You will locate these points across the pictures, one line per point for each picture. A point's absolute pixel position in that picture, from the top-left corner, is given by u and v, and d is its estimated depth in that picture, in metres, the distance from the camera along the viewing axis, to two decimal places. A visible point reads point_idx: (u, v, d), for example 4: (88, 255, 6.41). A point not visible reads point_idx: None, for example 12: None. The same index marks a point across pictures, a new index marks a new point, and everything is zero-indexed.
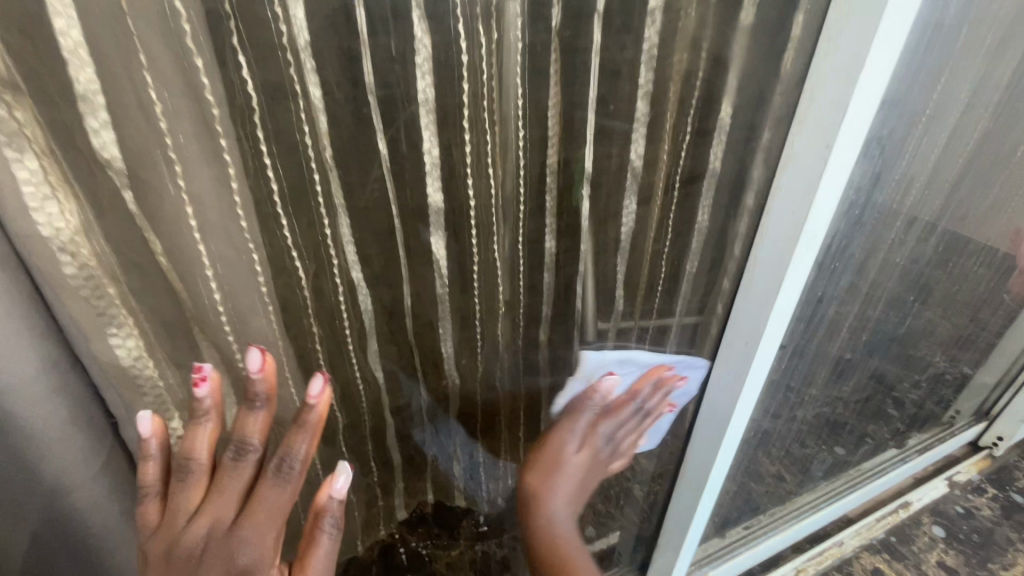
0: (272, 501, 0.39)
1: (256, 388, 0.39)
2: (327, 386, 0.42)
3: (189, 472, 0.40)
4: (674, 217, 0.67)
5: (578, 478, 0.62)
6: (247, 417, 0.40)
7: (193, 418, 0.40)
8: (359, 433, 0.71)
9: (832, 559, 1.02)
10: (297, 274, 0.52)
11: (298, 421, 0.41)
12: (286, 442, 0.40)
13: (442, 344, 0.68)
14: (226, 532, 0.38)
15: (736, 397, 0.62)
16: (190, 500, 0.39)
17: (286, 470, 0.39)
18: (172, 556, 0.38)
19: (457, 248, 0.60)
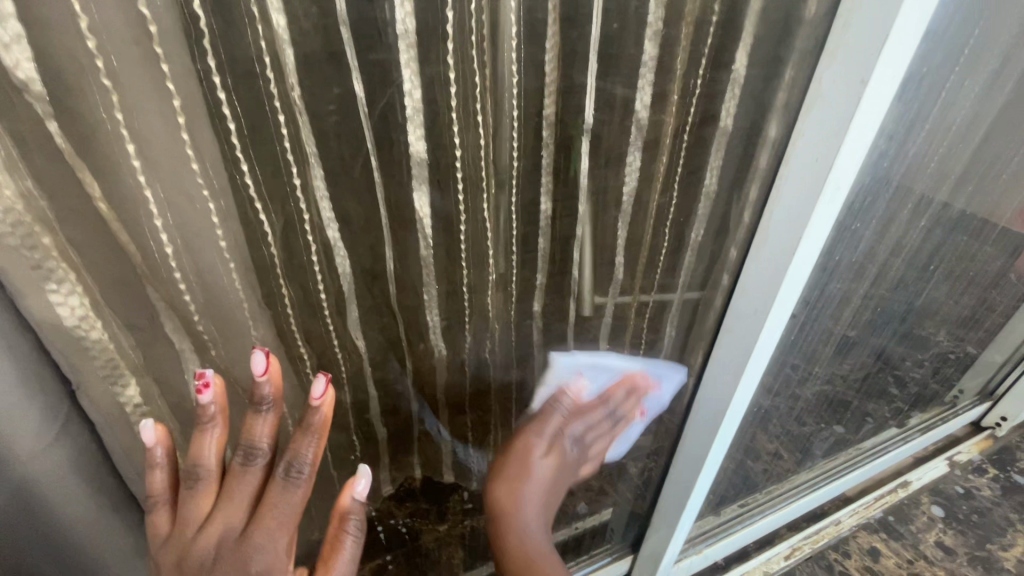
0: (284, 505, 0.38)
1: (262, 392, 0.39)
2: (330, 387, 0.41)
3: (197, 479, 0.39)
4: (680, 179, 0.62)
5: (538, 487, 0.62)
6: (254, 421, 0.40)
7: (198, 425, 0.40)
8: (340, 404, 0.68)
9: (828, 538, 1.00)
10: (262, 228, 0.47)
11: (302, 425, 0.40)
12: (291, 447, 0.40)
13: (428, 313, 0.64)
14: (236, 542, 0.37)
15: (739, 371, 0.58)
16: (200, 508, 0.39)
17: (295, 473, 0.39)
18: (185, 562, 0.38)
19: (443, 207, 0.55)
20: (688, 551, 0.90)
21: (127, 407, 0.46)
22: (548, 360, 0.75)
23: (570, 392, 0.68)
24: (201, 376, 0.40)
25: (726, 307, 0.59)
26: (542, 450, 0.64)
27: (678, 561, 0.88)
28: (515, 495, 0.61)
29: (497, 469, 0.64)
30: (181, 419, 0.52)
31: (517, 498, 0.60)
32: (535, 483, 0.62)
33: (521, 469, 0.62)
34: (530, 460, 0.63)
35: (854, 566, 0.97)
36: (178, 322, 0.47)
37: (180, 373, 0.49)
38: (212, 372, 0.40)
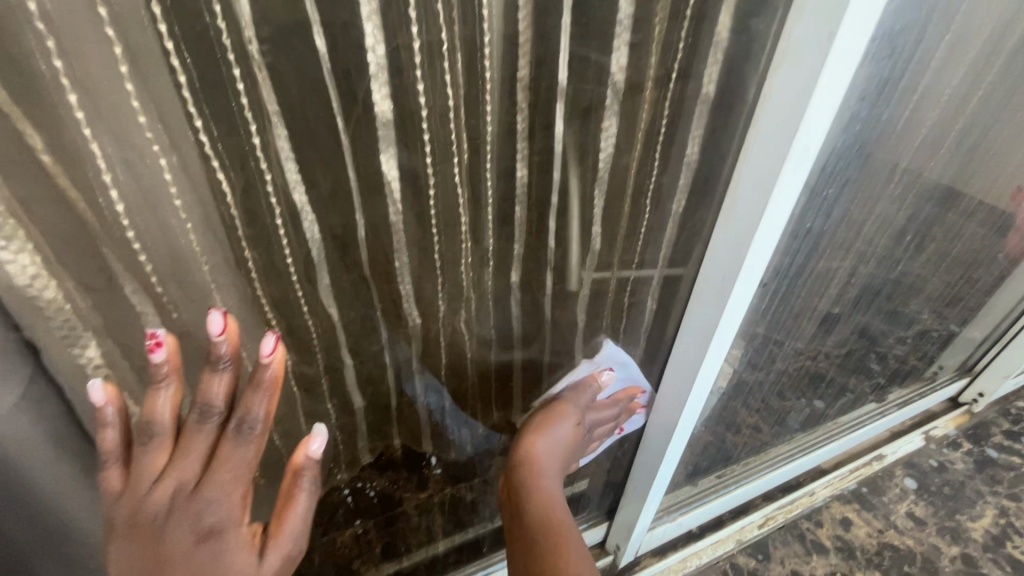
0: (238, 459, 0.38)
1: (217, 352, 0.38)
2: (281, 344, 0.41)
3: (152, 435, 0.39)
4: (660, 147, 0.61)
5: (554, 453, 0.75)
6: (208, 378, 0.39)
7: (152, 384, 0.39)
8: (313, 372, 0.67)
9: (802, 508, 1.02)
10: (221, 186, 0.46)
11: (255, 380, 0.39)
12: (244, 404, 0.39)
13: (400, 281, 0.63)
14: (190, 494, 0.38)
15: (707, 340, 0.58)
16: (154, 464, 0.39)
17: (247, 429, 0.39)
18: (138, 517, 0.38)
19: (412, 171, 0.53)
20: (662, 519, 0.91)
21: (87, 367, 0.46)
22: (527, 332, 0.74)
23: (596, 381, 0.79)
24: (153, 336, 0.39)
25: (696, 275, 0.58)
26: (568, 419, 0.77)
27: (651, 529, 0.90)
28: (536, 454, 0.74)
29: (528, 428, 0.77)
30: (145, 383, 0.51)
31: (540, 457, 0.74)
32: (557, 446, 0.75)
33: (544, 432, 0.76)
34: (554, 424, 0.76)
35: (825, 535, 0.99)
36: (137, 284, 0.46)
37: (142, 337, 0.48)
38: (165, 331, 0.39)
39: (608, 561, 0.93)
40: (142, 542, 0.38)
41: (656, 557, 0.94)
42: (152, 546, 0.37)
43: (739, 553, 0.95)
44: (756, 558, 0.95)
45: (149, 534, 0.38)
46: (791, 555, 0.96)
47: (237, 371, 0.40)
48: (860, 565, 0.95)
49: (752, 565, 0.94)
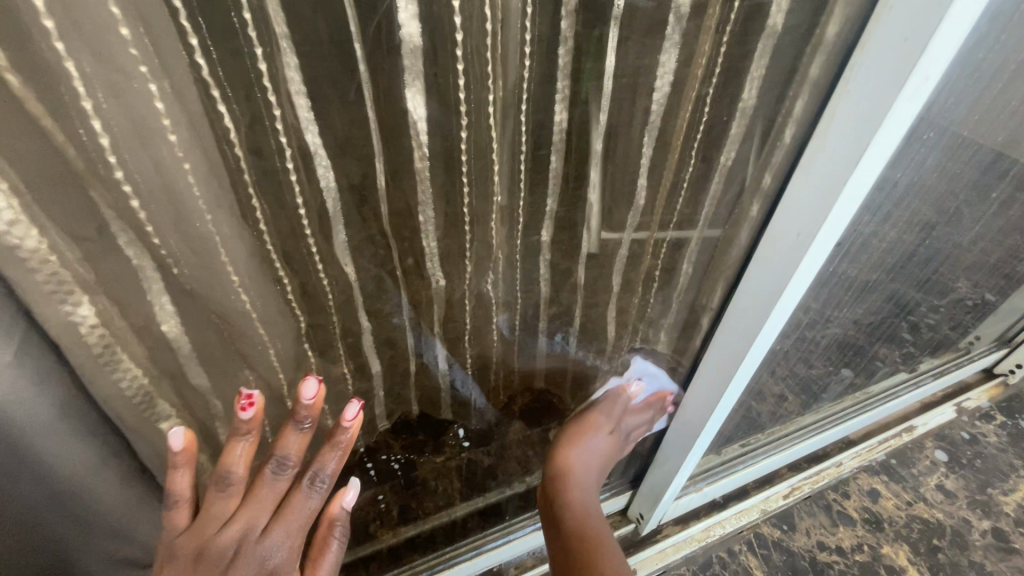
0: (306, 510, 0.44)
1: (308, 414, 0.42)
2: (361, 411, 0.47)
3: (228, 484, 0.42)
4: (716, 92, 0.54)
5: (589, 466, 0.76)
6: (290, 434, 0.43)
7: (233, 435, 0.42)
8: (326, 333, 0.61)
9: (828, 479, 1.00)
10: (223, 122, 0.39)
11: (334, 439, 0.46)
12: (319, 460, 0.45)
13: (424, 239, 0.57)
14: (259, 539, 0.42)
15: (771, 303, 0.52)
16: (225, 509, 0.42)
17: (318, 484, 0.44)
18: (201, 558, 0.40)
19: (443, 111, 0.46)
20: (688, 489, 0.88)
21: (82, 327, 0.40)
22: (553, 295, 0.71)
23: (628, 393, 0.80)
24: (242, 393, 0.42)
25: (761, 233, 0.53)
26: (602, 436, 0.78)
27: (677, 498, 0.87)
28: (571, 469, 0.75)
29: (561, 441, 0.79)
30: (148, 344, 0.46)
31: (574, 473, 0.74)
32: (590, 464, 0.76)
33: (578, 445, 0.77)
34: (590, 439, 0.77)
35: (852, 506, 0.97)
36: (132, 234, 0.40)
37: (140, 293, 0.44)
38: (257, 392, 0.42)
39: (630, 529, 0.90)
40: None
41: (680, 526, 0.91)
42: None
43: (764, 523, 0.94)
44: (781, 528, 0.93)
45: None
46: (817, 526, 0.93)
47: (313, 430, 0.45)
48: (888, 537, 0.93)
49: (777, 535, 0.92)
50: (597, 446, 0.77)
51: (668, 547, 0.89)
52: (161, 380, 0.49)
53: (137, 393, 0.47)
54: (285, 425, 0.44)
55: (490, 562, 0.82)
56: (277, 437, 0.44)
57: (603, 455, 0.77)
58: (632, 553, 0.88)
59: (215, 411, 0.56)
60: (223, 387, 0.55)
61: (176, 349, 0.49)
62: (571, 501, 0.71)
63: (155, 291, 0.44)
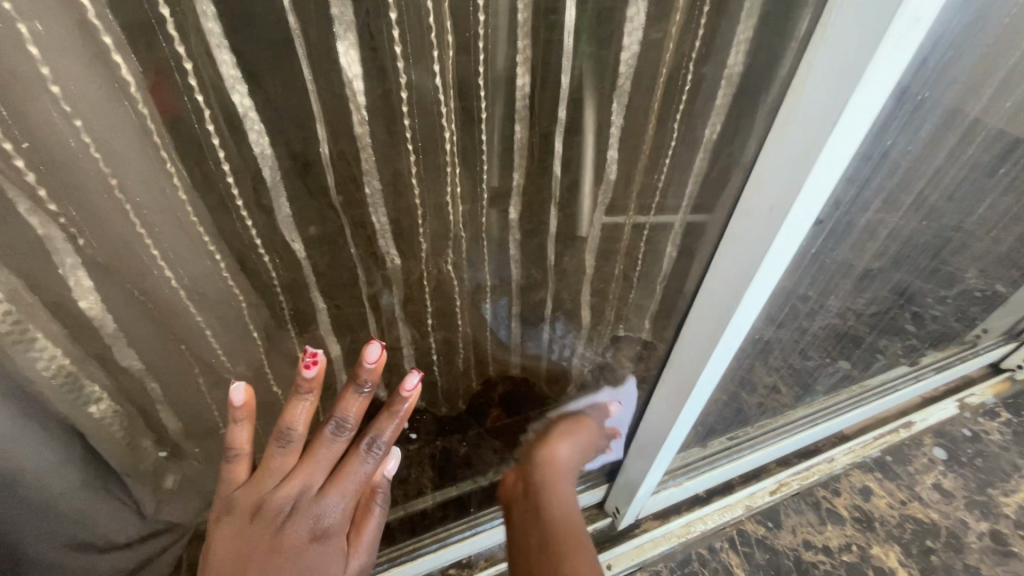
0: (360, 472, 0.51)
1: (370, 379, 0.49)
2: (419, 382, 0.54)
3: (289, 441, 0.48)
4: (696, 54, 0.49)
5: (570, 463, 0.81)
6: (352, 398, 0.49)
7: (297, 395, 0.47)
8: (274, 314, 0.56)
9: (818, 475, 0.95)
10: (120, 74, 0.35)
11: (391, 410, 0.53)
12: (377, 427, 0.52)
13: (374, 214, 0.52)
14: (316, 495, 0.49)
15: (744, 285, 0.48)
16: (285, 464, 0.49)
17: (375, 449, 0.52)
18: (263, 506, 0.47)
19: (383, 69, 0.42)
20: (668, 483, 0.84)
21: None
22: (524, 279, 0.67)
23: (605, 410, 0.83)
24: (307, 352, 0.47)
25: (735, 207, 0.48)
26: (576, 444, 0.81)
27: (657, 492, 0.83)
28: (556, 462, 0.80)
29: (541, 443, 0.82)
30: (65, 323, 0.44)
31: (558, 467, 0.79)
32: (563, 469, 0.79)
33: (566, 442, 0.81)
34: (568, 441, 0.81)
35: (842, 504, 0.93)
36: (29, 200, 0.37)
37: (49, 266, 0.40)
38: (324, 352, 0.47)
39: (605, 523, 0.86)
40: (262, 528, 0.47)
41: (659, 520, 0.87)
42: (269, 538, 0.47)
43: (748, 519, 0.90)
44: (766, 525, 0.89)
45: (266, 526, 0.47)
46: (804, 524, 0.90)
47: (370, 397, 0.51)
48: (878, 537, 0.89)
49: (761, 532, 0.88)
50: (581, 447, 0.82)
51: (646, 542, 0.86)
52: (85, 359, 0.47)
53: (59, 373, 0.45)
54: (345, 390, 0.50)
55: (453, 551, 0.85)
56: (338, 401, 0.50)
57: (582, 457, 0.82)
58: (606, 549, 0.85)
59: (154, 394, 0.54)
60: (159, 368, 0.52)
61: (99, 328, 0.45)
62: (556, 494, 0.75)
63: (68, 265, 0.41)
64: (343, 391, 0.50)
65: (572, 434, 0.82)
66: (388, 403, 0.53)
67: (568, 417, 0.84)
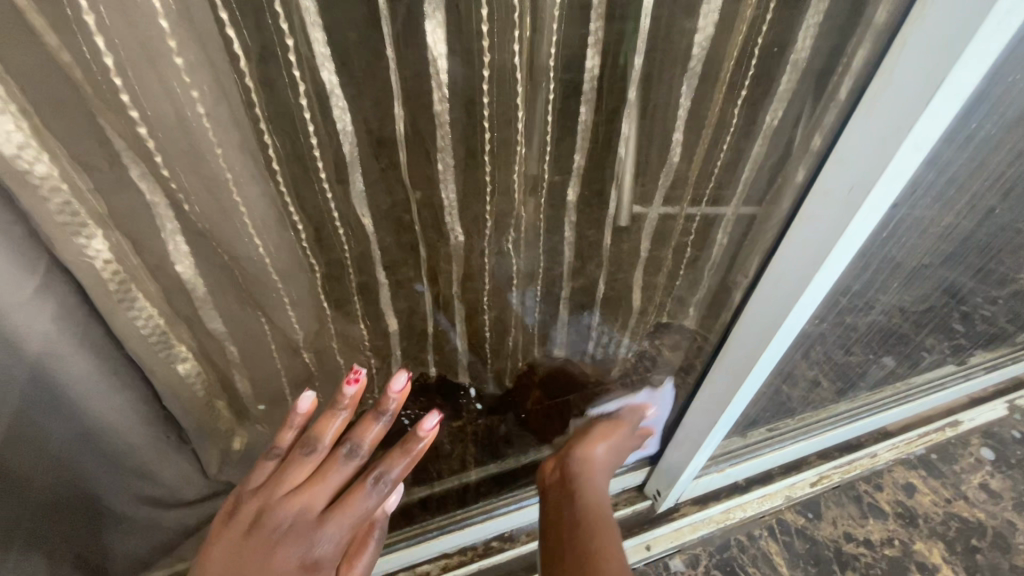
0: (361, 506, 0.48)
1: (393, 407, 0.51)
2: (437, 426, 0.55)
3: (311, 451, 0.49)
4: (762, 41, 0.50)
5: (606, 465, 0.74)
6: (372, 424, 0.51)
7: (332, 409, 0.50)
8: (342, 287, 0.58)
9: (860, 470, 0.95)
10: (232, 49, 0.37)
11: (405, 447, 0.53)
12: (389, 462, 0.51)
13: (443, 191, 0.54)
14: (315, 520, 0.46)
15: (818, 262, 0.49)
16: (298, 477, 0.48)
17: (382, 484, 0.50)
18: (263, 518, 0.45)
19: (466, 51, 0.44)
20: (709, 469, 0.85)
21: (96, 262, 0.42)
22: (578, 262, 0.68)
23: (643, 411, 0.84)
24: (351, 371, 0.51)
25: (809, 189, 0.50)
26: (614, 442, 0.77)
27: (698, 477, 0.84)
28: (594, 458, 0.73)
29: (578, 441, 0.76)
30: (162, 284, 0.47)
31: (596, 466, 0.72)
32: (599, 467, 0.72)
33: (605, 440, 0.77)
34: (607, 439, 0.76)
35: (884, 499, 0.92)
36: (143, 166, 0.40)
37: (153, 230, 0.43)
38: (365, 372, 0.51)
39: (645, 506, 0.88)
40: (255, 543, 0.45)
41: (698, 506, 0.88)
42: (262, 556, 0.44)
43: (788, 510, 0.90)
44: (806, 516, 0.89)
45: (262, 540, 0.45)
46: (844, 516, 0.89)
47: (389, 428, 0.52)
48: (921, 533, 0.88)
49: (801, 522, 0.88)
50: (615, 451, 0.77)
51: (684, 526, 0.87)
52: (175, 320, 0.50)
53: (153, 333, 0.49)
54: (369, 415, 0.51)
55: (499, 524, 0.89)
56: (361, 425, 0.51)
57: (616, 458, 0.77)
58: (645, 530, 0.86)
59: (233, 357, 0.57)
60: (239, 333, 0.55)
61: (190, 291, 0.48)
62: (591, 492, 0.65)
63: (169, 230, 0.44)
64: (366, 415, 0.52)
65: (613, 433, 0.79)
66: (404, 440, 0.53)
67: (604, 422, 0.81)
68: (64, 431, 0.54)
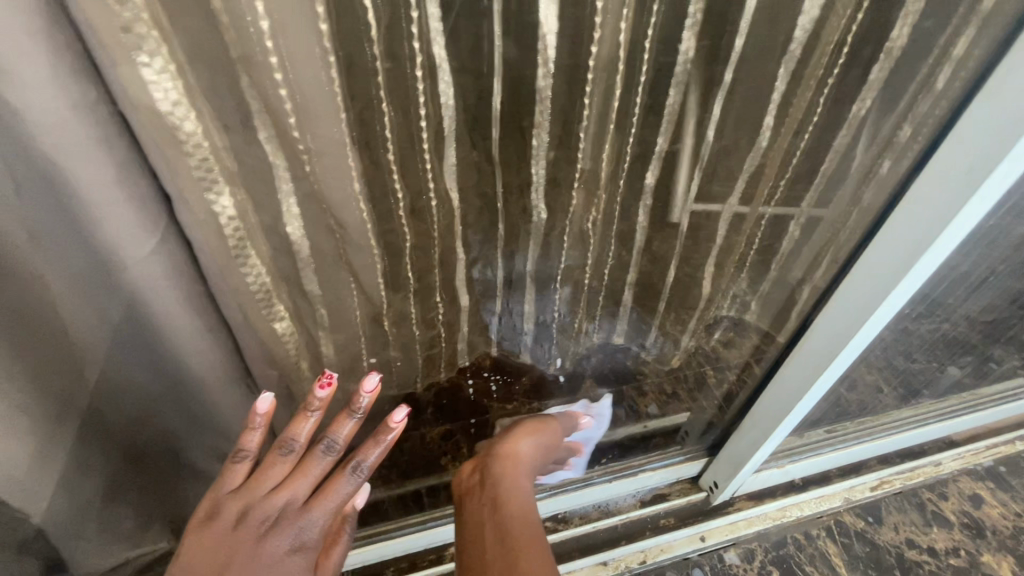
0: (342, 492, 0.52)
1: (365, 407, 0.51)
2: (407, 416, 0.55)
3: (289, 450, 0.50)
4: (858, 28, 0.50)
5: (534, 460, 0.70)
6: (346, 421, 0.52)
7: (304, 411, 0.50)
8: (427, 259, 0.60)
9: (924, 477, 0.92)
10: (367, 17, 0.39)
11: (378, 436, 0.54)
12: (364, 451, 0.53)
13: (533, 169, 0.55)
14: (299, 510, 0.50)
15: (923, 246, 0.47)
16: (277, 475, 0.50)
17: (358, 472, 0.52)
18: (250, 514, 0.48)
19: (576, 28, 0.45)
20: (770, 464, 0.84)
21: (222, 218, 0.45)
22: (651, 250, 0.68)
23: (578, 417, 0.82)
24: (321, 374, 0.51)
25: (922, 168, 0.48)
26: (546, 444, 0.73)
27: (757, 471, 0.83)
28: (520, 456, 0.68)
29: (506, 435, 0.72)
30: (272, 245, 0.50)
31: (520, 462, 0.67)
32: (523, 473, 0.66)
33: (530, 437, 0.71)
34: (540, 435, 0.72)
35: (949, 509, 0.89)
36: (271, 130, 0.42)
37: (271, 191, 0.46)
38: (336, 375, 0.51)
39: (700, 497, 0.88)
40: (241, 538, 0.47)
41: (753, 502, 0.87)
42: (250, 550, 0.47)
43: (847, 512, 0.88)
44: (866, 520, 0.88)
45: (249, 535, 0.47)
46: (907, 523, 0.87)
47: (362, 421, 0.53)
48: (989, 545, 0.86)
49: (861, 525, 0.87)
50: (543, 447, 0.72)
51: (739, 520, 0.86)
52: (280, 281, 0.54)
53: (260, 289, 0.52)
54: (342, 411, 0.52)
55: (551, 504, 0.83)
56: (335, 421, 0.52)
57: (542, 461, 0.72)
58: (700, 521, 0.86)
59: (321, 322, 0.60)
60: (330, 299, 0.58)
61: (295, 253, 0.51)
62: (512, 495, 0.61)
63: (285, 192, 0.47)
64: (339, 413, 0.53)
65: (543, 431, 0.74)
66: (377, 429, 0.54)
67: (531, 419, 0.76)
68: (156, 379, 0.59)
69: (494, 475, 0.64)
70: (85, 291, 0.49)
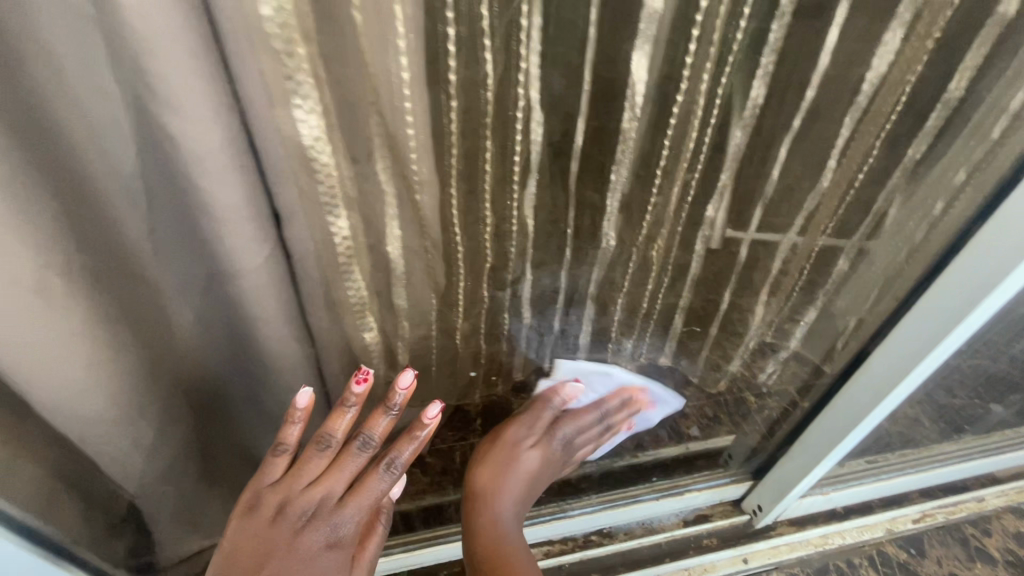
0: (375, 490, 0.54)
1: (399, 403, 0.55)
2: (439, 413, 0.59)
3: (326, 445, 0.53)
4: (920, 83, 0.53)
5: (517, 482, 0.78)
6: (380, 418, 0.55)
7: (342, 407, 0.54)
8: (500, 278, 0.65)
9: (966, 512, 0.93)
10: (485, 68, 0.45)
11: (410, 434, 0.58)
12: (396, 448, 0.56)
13: (608, 201, 0.60)
14: (334, 504, 0.52)
15: (984, 292, 0.50)
16: (314, 470, 0.53)
17: (392, 470, 0.55)
18: (288, 506, 0.51)
19: (664, 78, 0.50)
20: (814, 491, 0.86)
21: (337, 237, 0.52)
22: (708, 279, 0.72)
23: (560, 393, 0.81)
24: (358, 370, 0.55)
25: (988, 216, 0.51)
26: (529, 448, 0.79)
27: (801, 497, 0.85)
28: (496, 488, 0.76)
29: (485, 457, 0.79)
30: (372, 261, 0.56)
31: (497, 495, 0.76)
32: (508, 498, 0.76)
33: (507, 461, 0.78)
34: (520, 455, 0.78)
35: (993, 545, 0.90)
36: (389, 161, 0.49)
37: (379, 214, 0.53)
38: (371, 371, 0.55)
39: (742, 520, 0.90)
40: (282, 529, 0.50)
41: (795, 527, 0.89)
42: (288, 541, 0.50)
43: (889, 543, 0.89)
44: (909, 551, 0.89)
45: (289, 525, 0.50)
46: (950, 557, 0.88)
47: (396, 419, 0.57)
48: None
49: (903, 557, 0.88)
50: (527, 466, 0.78)
51: (782, 545, 0.88)
52: (374, 294, 0.60)
53: (358, 301, 0.59)
54: (377, 409, 0.56)
55: (595, 520, 0.87)
56: (370, 418, 0.55)
57: (535, 470, 0.79)
58: (743, 543, 0.88)
59: (402, 331, 0.66)
60: (414, 311, 0.63)
61: (392, 267, 0.58)
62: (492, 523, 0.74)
63: (390, 214, 0.53)
64: (374, 410, 0.56)
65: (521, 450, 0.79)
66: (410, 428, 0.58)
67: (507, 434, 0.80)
68: (233, 365, 0.63)
69: (479, 509, 0.76)
70: (192, 291, 0.55)
